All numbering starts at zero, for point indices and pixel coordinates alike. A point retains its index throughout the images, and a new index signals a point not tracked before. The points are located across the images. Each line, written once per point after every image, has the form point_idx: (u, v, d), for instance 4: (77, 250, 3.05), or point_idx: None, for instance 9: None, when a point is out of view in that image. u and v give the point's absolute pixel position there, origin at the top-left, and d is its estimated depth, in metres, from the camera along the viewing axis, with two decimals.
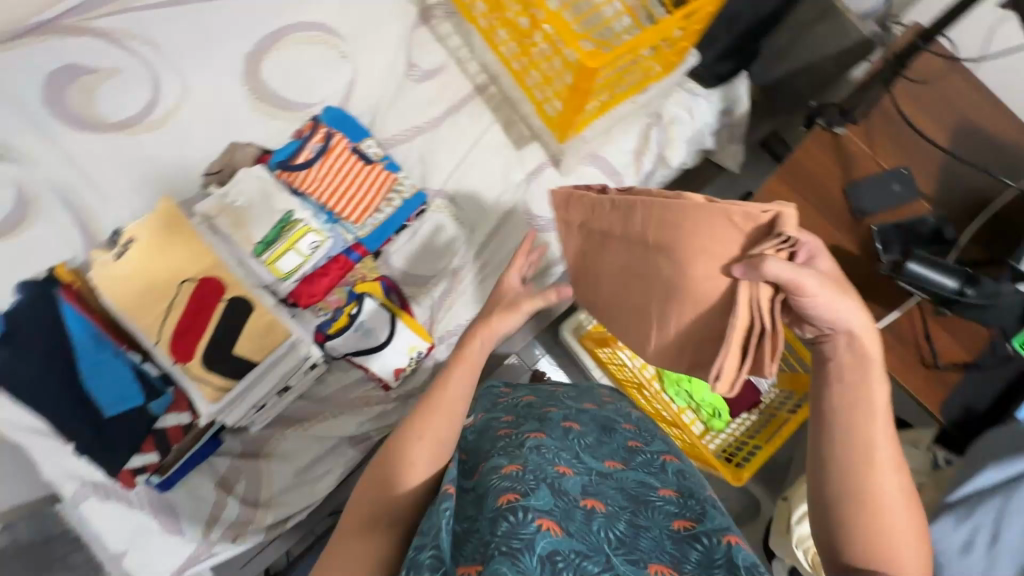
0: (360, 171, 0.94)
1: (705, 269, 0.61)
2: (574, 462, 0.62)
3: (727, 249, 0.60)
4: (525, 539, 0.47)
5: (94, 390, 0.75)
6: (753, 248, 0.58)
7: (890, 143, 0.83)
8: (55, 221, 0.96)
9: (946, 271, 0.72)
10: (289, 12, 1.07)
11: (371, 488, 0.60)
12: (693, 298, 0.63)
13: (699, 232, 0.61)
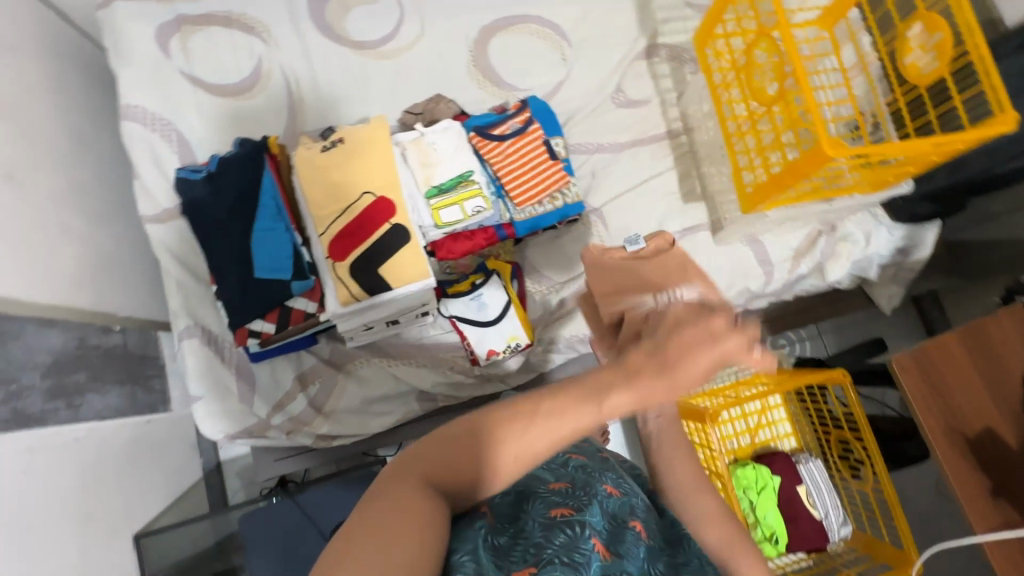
0: (540, 163, 0.97)
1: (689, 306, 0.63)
2: (619, 482, 0.58)
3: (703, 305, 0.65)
4: (585, 555, 0.45)
5: (255, 250, 0.81)
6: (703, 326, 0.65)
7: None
8: (272, 101, 1.08)
9: None
10: (534, 6, 1.15)
11: (445, 455, 0.37)
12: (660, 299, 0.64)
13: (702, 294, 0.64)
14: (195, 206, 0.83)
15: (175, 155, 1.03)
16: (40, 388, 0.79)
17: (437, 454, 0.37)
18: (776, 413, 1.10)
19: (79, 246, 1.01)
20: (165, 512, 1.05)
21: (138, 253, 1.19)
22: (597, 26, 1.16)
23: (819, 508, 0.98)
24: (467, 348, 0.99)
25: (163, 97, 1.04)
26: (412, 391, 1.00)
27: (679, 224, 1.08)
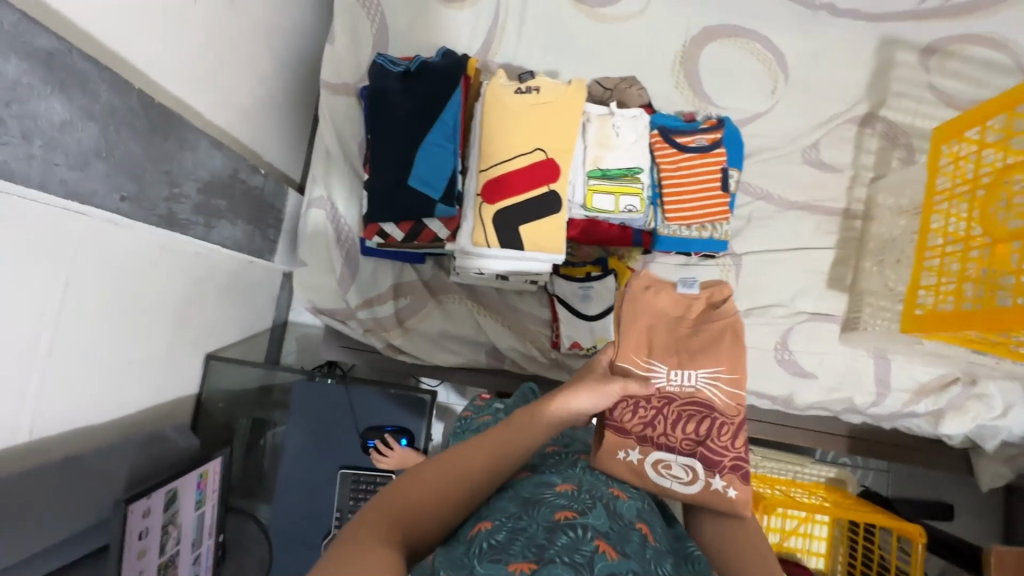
0: (709, 189, 0.93)
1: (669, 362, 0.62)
2: (626, 488, 0.56)
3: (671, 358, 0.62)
4: (586, 555, 0.42)
5: (417, 160, 0.82)
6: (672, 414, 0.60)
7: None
8: (477, 20, 1.08)
9: None
10: (767, 26, 1.07)
11: (446, 468, 0.49)
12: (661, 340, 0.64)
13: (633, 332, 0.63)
14: (381, 96, 0.84)
15: (371, 36, 1.05)
16: (192, 200, 0.85)
17: (434, 472, 0.48)
18: (816, 528, 1.04)
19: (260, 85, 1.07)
20: (233, 345, 1.14)
21: (297, 109, 1.24)
22: (822, 72, 1.07)
23: None
24: (555, 330, 0.99)
25: None
26: (486, 345, 1.02)
27: (812, 305, 1.01)
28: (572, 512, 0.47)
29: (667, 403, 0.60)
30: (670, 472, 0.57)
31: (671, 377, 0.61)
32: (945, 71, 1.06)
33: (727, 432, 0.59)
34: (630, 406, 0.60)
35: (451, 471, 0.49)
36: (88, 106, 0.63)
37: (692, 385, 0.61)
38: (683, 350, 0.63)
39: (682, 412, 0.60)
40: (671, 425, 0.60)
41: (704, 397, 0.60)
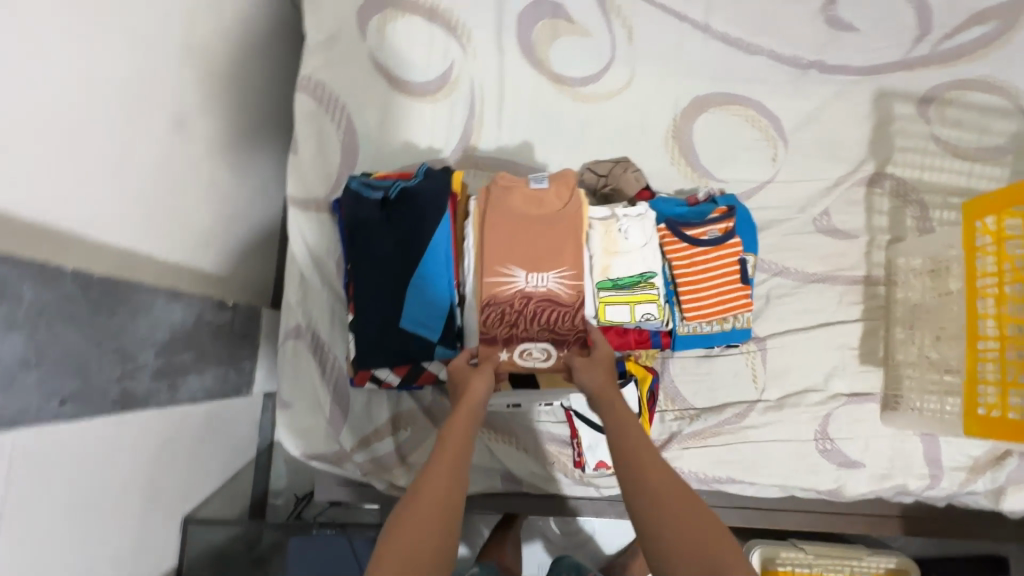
0: (726, 282, 0.85)
1: (509, 251, 0.74)
2: None
3: (506, 258, 0.74)
4: None
5: (409, 297, 0.73)
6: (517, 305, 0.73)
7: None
8: (452, 112, 1.00)
9: None
10: (758, 91, 1.02)
11: (425, 494, 0.51)
12: (531, 250, 0.74)
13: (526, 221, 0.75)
14: (360, 228, 0.75)
15: (339, 143, 0.97)
16: (151, 367, 0.74)
17: (415, 515, 0.50)
18: None
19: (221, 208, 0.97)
20: (216, 495, 1.00)
21: (264, 218, 1.14)
22: (820, 134, 1.01)
23: None
24: (575, 448, 0.88)
25: (346, 78, 0.97)
26: (501, 471, 0.91)
27: (847, 385, 0.94)
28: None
29: (526, 305, 0.73)
30: (531, 357, 0.73)
31: (527, 281, 0.73)
32: (946, 120, 1.01)
33: (552, 318, 0.74)
34: (496, 312, 0.73)
35: (428, 500, 0.51)
36: (8, 315, 0.53)
37: (544, 285, 0.73)
38: (516, 256, 0.74)
39: (539, 309, 0.73)
40: (538, 318, 0.74)
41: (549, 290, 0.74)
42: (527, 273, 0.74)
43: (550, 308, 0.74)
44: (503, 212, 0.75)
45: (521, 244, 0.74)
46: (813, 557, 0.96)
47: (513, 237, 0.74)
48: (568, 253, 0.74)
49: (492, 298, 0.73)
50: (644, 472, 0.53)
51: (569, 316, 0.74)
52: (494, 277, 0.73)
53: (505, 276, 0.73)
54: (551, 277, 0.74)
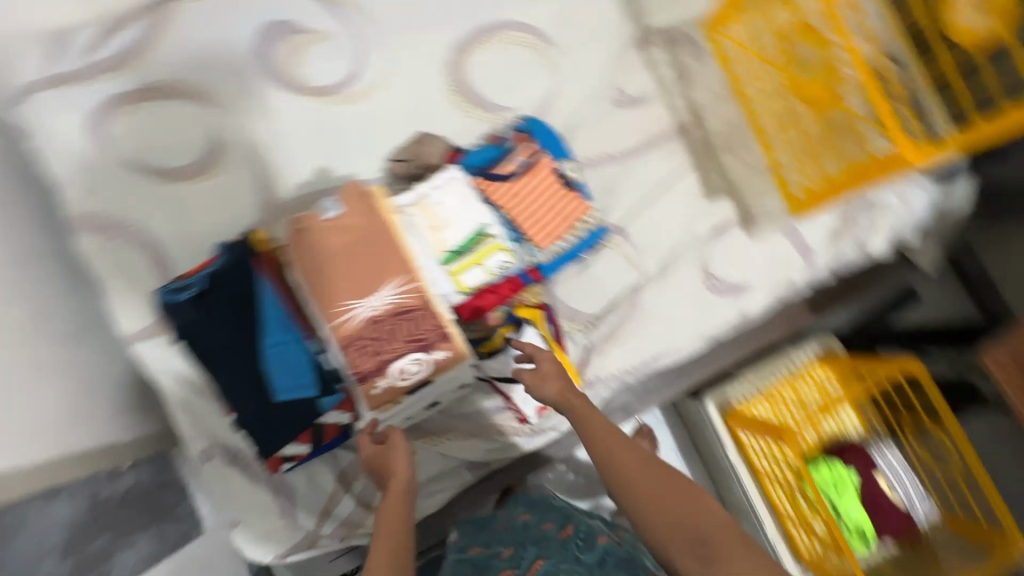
0: (555, 196, 0.89)
1: (332, 288, 0.70)
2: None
3: (338, 297, 0.70)
4: None
5: (269, 370, 0.71)
6: (371, 334, 0.70)
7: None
8: (238, 174, 0.96)
9: None
10: (508, 9, 1.02)
11: (388, 528, 0.69)
12: (356, 275, 0.71)
13: (338, 252, 0.71)
14: (193, 334, 0.72)
15: (143, 260, 0.90)
16: None
17: (381, 551, 0.66)
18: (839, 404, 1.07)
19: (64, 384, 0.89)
20: None
21: None
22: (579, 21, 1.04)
23: (901, 495, 0.99)
24: (513, 408, 0.90)
25: (112, 196, 0.90)
26: (461, 464, 0.93)
27: (708, 225, 1.00)
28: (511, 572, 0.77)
29: (380, 329, 0.70)
30: (410, 374, 0.70)
31: (368, 306, 0.70)
32: None
33: (409, 328, 0.70)
34: (356, 350, 0.70)
35: (393, 536, 0.68)
36: None
37: (386, 302, 0.70)
38: (348, 286, 0.70)
39: (393, 326, 0.70)
40: (401, 335, 0.70)
41: (393, 305, 0.70)
42: (362, 300, 0.70)
43: (404, 322, 0.70)
44: (313, 254, 0.71)
45: (343, 275, 0.70)
46: (755, 380, 1.07)
47: (333, 273, 0.71)
48: (392, 262, 0.71)
49: (345, 340, 0.70)
50: (613, 448, 0.69)
51: (423, 317, 0.71)
52: (335, 317, 0.70)
53: (346, 314, 0.70)
54: (386, 291, 0.70)
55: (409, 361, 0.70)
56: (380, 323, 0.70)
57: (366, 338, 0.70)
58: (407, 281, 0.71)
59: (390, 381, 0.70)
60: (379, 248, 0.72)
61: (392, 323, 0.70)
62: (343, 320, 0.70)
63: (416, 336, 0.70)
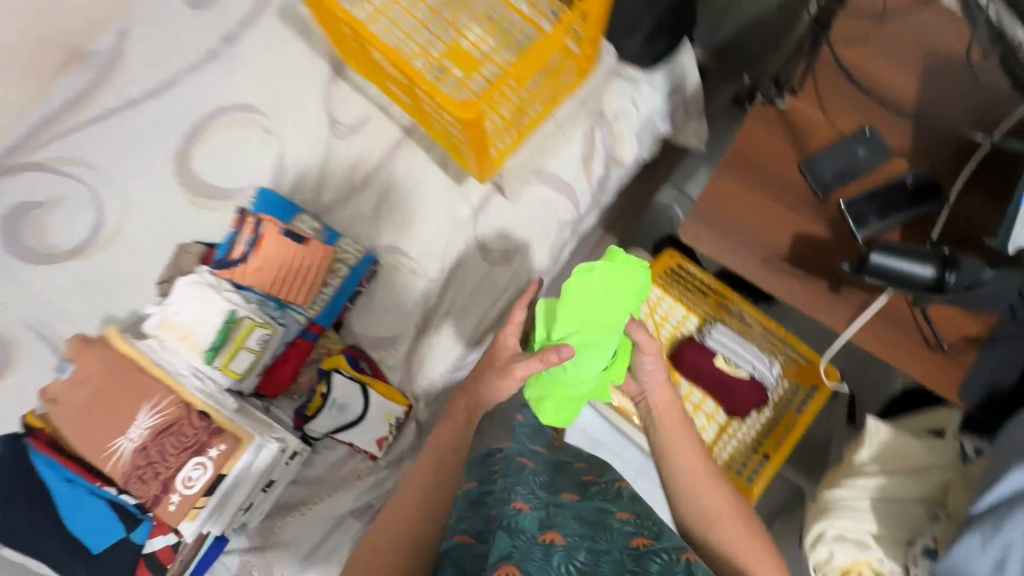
0: (298, 252, 0.91)
1: (98, 434, 0.75)
2: (530, 498, 0.69)
3: (102, 438, 0.75)
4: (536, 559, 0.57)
5: (81, 531, 0.76)
6: (141, 461, 0.75)
7: (891, 65, 0.73)
8: (34, 357, 0.99)
9: (918, 257, 0.58)
10: (208, 99, 1.07)
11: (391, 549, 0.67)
12: (110, 417, 0.76)
13: (90, 403, 0.76)
14: None
15: None
16: None
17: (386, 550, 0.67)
18: (665, 305, 1.07)
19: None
20: None
21: None
22: (278, 80, 1.07)
23: (744, 367, 0.97)
24: (361, 450, 0.97)
25: None
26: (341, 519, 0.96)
27: (469, 206, 1.02)
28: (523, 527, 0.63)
29: (147, 453, 0.75)
30: (194, 480, 0.76)
31: (130, 438, 0.75)
32: None
33: (175, 441, 0.75)
34: (136, 481, 0.75)
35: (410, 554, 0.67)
36: None
37: (145, 428, 0.75)
38: (105, 431, 0.75)
39: (158, 445, 0.75)
40: (169, 449, 0.75)
41: (150, 428, 0.76)
42: (123, 434, 0.75)
43: (168, 437, 0.75)
44: (70, 415, 0.76)
45: (96, 423, 0.76)
46: None
47: (87, 419, 0.76)
48: (139, 388, 0.77)
49: (122, 475, 0.75)
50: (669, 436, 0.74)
51: (184, 425, 0.76)
52: (109, 463, 0.75)
53: (112, 451, 0.75)
54: (142, 418, 0.76)
55: (188, 471, 0.75)
56: (145, 447, 0.75)
57: (139, 465, 0.75)
58: (157, 400, 0.77)
59: (183, 492, 0.75)
60: (121, 380, 0.77)
61: (155, 443, 0.75)
62: (110, 458, 0.75)
63: (183, 445, 0.76)
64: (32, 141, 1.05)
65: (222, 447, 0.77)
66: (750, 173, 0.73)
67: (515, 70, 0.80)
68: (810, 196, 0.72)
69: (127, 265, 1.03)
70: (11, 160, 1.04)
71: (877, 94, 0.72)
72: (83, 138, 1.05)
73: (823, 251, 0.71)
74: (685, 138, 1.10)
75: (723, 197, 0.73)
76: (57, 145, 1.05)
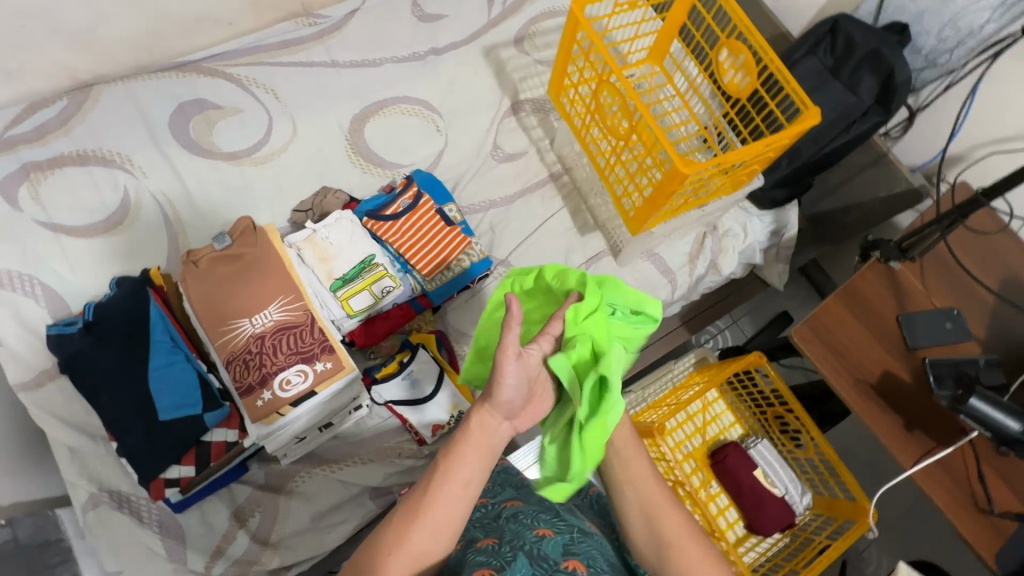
0: (439, 230, 0.98)
1: (226, 308, 0.79)
2: (553, 520, 0.63)
3: (229, 313, 0.79)
4: None
5: (156, 393, 0.76)
6: (254, 350, 0.78)
7: (980, 268, 0.88)
8: (150, 228, 1.04)
9: (1009, 410, 0.72)
10: (398, 88, 1.21)
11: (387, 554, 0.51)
12: (242, 299, 0.80)
13: (230, 277, 0.81)
14: (77, 363, 0.76)
15: (43, 310, 0.95)
16: None
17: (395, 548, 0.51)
18: (718, 408, 1.13)
19: None
20: None
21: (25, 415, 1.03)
22: (461, 95, 1.23)
23: (778, 486, 1.03)
24: (411, 430, 0.95)
25: (21, 251, 0.96)
26: (363, 491, 0.94)
27: (583, 255, 1.14)
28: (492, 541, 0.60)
29: (261, 343, 0.78)
30: (290, 385, 0.78)
31: (253, 324, 0.79)
32: (539, 46, 1.29)
33: (290, 343, 0.79)
34: (240, 364, 0.78)
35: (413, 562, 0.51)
36: None
37: (269, 320, 0.79)
38: (232, 308, 0.79)
39: (273, 340, 0.79)
40: (281, 348, 0.78)
41: (272, 322, 0.79)
42: (249, 317, 0.79)
43: (287, 336, 0.79)
44: (208, 281, 0.80)
45: (227, 299, 0.79)
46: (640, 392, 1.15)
47: (222, 290, 0.80)
48: (279, 284, 0.82)
49: (228, 354, 0.78)
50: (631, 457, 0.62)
51: (302, 332, 0.80)
52: (222, 337, 0.78)
53: (232, 328, 0.79)
54: (271, 310, 0.80)
55: (289, 375, 0.78)
56: (262, 338, 0.79)
57: (249, 352, 0.78)
58: (287, 300, 0.81)
59: (274, 393, 0.77)
60: (264, 269, 0.82)
61: (272, 338, 0.79)
62: (227, 335, 0.78)
63: (296, 348, 0.79)
64: (238, 56, 1.16)
65: (325, 365, 0.80)
66: (856, 307, 0.86)
67: (745, 148, 0.83)
68: (900, 343, 0.84)
69: (273, 188, 1.11)
70: (214, 63, 1.15)
71: (972, 288, 0.87)
72: (279, 71, 1.17)
73: (900, 394, 0.82)
74: (769, 274, 1.25)
75: (825, 318, 0.86)
76: (256, 66, 1.16)
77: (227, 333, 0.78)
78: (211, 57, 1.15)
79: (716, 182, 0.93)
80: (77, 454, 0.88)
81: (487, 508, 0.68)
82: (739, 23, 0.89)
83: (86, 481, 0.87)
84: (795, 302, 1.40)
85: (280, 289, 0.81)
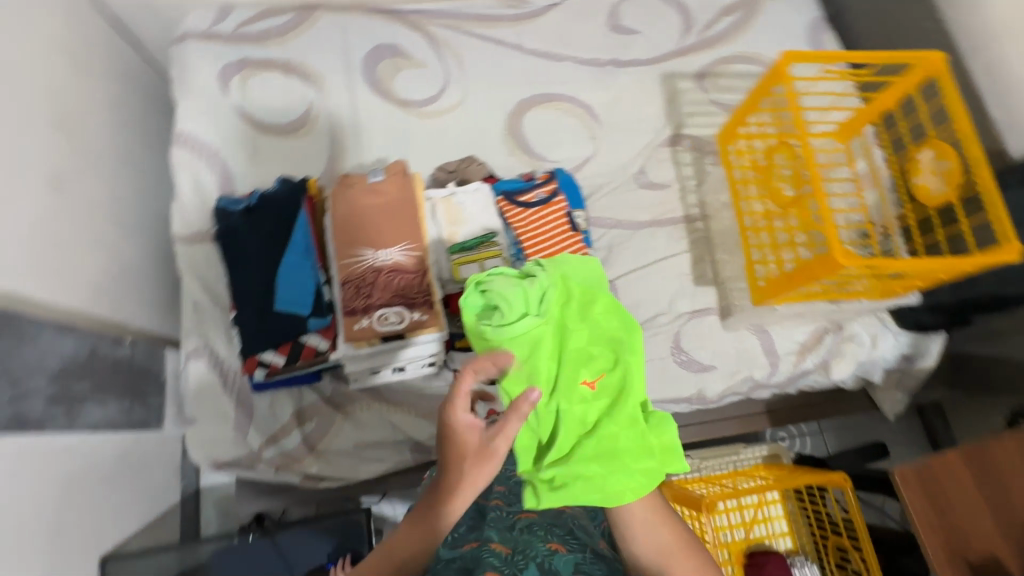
0: (563, 231, 0.99)
1: (360, 237, 0.86)
2: (566, 539, 0.64)
3: (360, 241, 0.86)
4: None
5: (280, 285, 0.85)
6: (368, 280, 0.84)
7: None
8: (317, 144, 1.16)
9: None
10: (569, 87, 1.23)
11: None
12: (375, 233, 0.87)
13: (373, 210, 0.88)
14: (231, 237, 0.87)
15: (215, 182, 1.09)
16: (44, 393, 0.79)
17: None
18: (773, 510, 1.06)
19: (127, 254, 1.05)
20: (138, 533, 0.96)
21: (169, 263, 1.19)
22: (624, 112, 1.23)
23: None
24: None
25: (216, 129, 1.12)
26: (406, 441, 1.00)
27: (690, 305, 1.10)
28: (505, 550, 0.62)
29: (376, 276, 0.85)
30: (386, 322, 0.83)
31: (376, 256, 0.86)
32: (720, 87, 1.25)
33: (400, 285, 0.85)
34: (352, 287, 0.84)
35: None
36: None
37: (391, 258, 0.85)
38: (364, 236, 0.86)
39: (387, 278, 0.85)
40: (391, 287, 0.84)
41: (393, 261, 0.85)
42: (375, 250, 0.86)
43: (399, 278, 0.85)
44: (353, 207, 0.88)
45: (363, 228, 0.87)
46: (697, 461, 1.10)
47: (361, 218, 0.87)
48: (410, 230, 0.87)
49: (346, 275, 0.85)
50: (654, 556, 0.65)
51: (413, 279, 0.85)
52: (348, 258, 0.86)
53: (358, 255, 0.86)
54: (395, 249, 0.86)
55: (389, 313, 0.84)
56: (378, 273, 0.85)
57: (364, 281, 0.84)
58: (410, 247, 0.87)
59: (369, 322, 0.83)
60: (403, 214, 0.88)
61: (386, 277, 0.85)
62: (351, 258, 0.85)
63: (404, 293, 0.85)
64: (440, 17, 1.25)
65: (421, 316, 0.84)
66: (981, 473, 0.76)
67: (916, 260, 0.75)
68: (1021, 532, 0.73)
69: (427, 143, 1.19)
70: (418, 17, 1.25)
71: None
72: (470, 40, 1.24)
73: None
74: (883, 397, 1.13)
75: (938, 470, 0.76)
76: (451, 31, 1.24)
77: (352, 257, 0.86)
78: (417, 12, 1.25)
79: (866, 283, 0.85)
80: (198, 310, 1.01)
81: (502, 514, 0.70)
82: (958, 127, 0.80)
83: (197, 335, 1.00)
84: (898, 436, 1.26)
85: (409, 234, 0.87)
